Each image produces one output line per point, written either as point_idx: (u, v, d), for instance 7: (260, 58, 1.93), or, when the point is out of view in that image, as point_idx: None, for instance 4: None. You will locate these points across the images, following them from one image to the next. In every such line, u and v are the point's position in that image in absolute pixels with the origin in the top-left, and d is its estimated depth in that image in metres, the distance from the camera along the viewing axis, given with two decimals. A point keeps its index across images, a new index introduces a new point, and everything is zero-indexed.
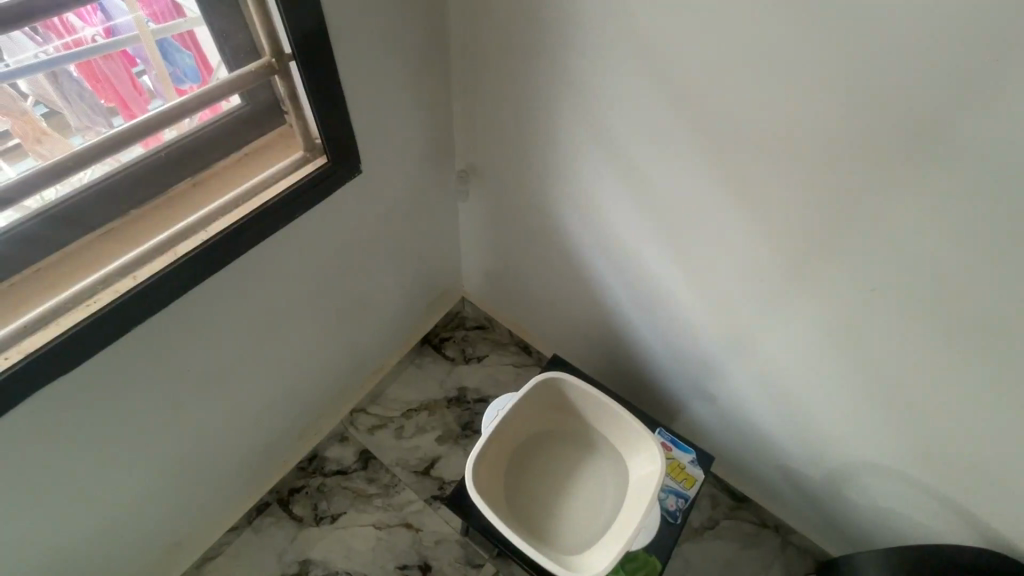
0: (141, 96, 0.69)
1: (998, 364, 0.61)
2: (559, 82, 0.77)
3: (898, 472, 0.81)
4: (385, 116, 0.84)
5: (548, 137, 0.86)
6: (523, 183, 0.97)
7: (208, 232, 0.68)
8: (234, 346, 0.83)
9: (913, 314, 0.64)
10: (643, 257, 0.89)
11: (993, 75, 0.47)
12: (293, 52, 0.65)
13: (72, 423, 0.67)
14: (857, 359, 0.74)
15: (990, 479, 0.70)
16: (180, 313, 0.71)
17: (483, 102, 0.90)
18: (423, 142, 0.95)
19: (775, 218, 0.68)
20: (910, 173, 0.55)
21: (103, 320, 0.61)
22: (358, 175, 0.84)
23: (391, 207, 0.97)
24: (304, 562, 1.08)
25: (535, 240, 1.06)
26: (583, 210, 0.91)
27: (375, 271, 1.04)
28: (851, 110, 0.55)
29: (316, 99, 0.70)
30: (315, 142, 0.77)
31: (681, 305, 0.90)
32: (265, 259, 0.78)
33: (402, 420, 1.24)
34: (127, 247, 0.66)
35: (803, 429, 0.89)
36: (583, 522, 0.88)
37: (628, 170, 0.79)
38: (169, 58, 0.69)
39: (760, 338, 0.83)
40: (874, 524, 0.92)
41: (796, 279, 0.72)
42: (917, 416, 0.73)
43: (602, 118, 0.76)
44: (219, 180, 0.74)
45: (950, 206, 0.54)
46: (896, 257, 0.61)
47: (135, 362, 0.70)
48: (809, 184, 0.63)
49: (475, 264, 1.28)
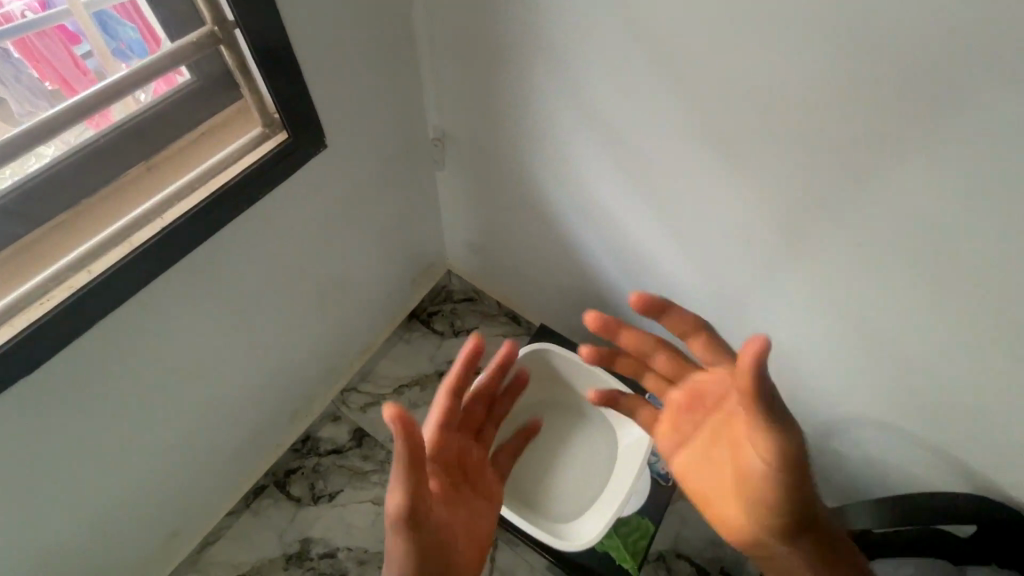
0: (85, 75, 0.64)
1: (989, 315, 0.59)
2: (525, 39, 0.72)
3: (888, 425, 0.81)
4: (346, 86, 0.79)
5: (519, 98, 0.81)
6: (500, 151, 0.93)
7: (166, 218, 0.65)
8: (212, 335, 0.81)
9: (901, 270, 0.62)
10: (626, 221, 0.86)
11: (982, 16, 0.43)
12: (236, 19, 0.60)
13: (47, 425, 0.66)
14: (847, 318, 0.72)
15: (983, 426, 0.70)
16: (147, 304, 0.69)
17: (453, 68, 0.85)
18: (391, 111, 0.90)
19: (760, 175, 0.65)
20: (902, 127, 0.52)
21: (62, 319, 0.59)
22: (322, 150, 0.80)
23: (365, 182, 0.93)
24: (304, 541, 1.09)
25: (516, 210, 1.03)
26: (563, 175, 0.88)
27: (353, 250, 1.00)
28: (833, 58, 0.51)
29: (267, 69, 0.65)
30: (273, 116, 0.73)
31: (668, 267, 0.87)
32: (230, 244, 0.75)
33: (394, 397, 1.24)
34: (82, 238, 0.63)
35: (793, 387, 0.88)
36: (575, 492, 0.90)
37: (606, 129, 0.75)
38: (110, 32, 0.64)
39: (749, 299, 0.81)
40: (863, 475, 0.92)
41: (784, 240, 0.70)
42: (906, 374, 0.72)
43: (577, 76, 0.72)
44: (177, 162, 0.70)
45: (935, 159, 0.52)
46: (884, 212, 0.59)
47: (103, 359, 0.68)
48: (791, 138, 0.59)
49: (458, 237, 1.24)
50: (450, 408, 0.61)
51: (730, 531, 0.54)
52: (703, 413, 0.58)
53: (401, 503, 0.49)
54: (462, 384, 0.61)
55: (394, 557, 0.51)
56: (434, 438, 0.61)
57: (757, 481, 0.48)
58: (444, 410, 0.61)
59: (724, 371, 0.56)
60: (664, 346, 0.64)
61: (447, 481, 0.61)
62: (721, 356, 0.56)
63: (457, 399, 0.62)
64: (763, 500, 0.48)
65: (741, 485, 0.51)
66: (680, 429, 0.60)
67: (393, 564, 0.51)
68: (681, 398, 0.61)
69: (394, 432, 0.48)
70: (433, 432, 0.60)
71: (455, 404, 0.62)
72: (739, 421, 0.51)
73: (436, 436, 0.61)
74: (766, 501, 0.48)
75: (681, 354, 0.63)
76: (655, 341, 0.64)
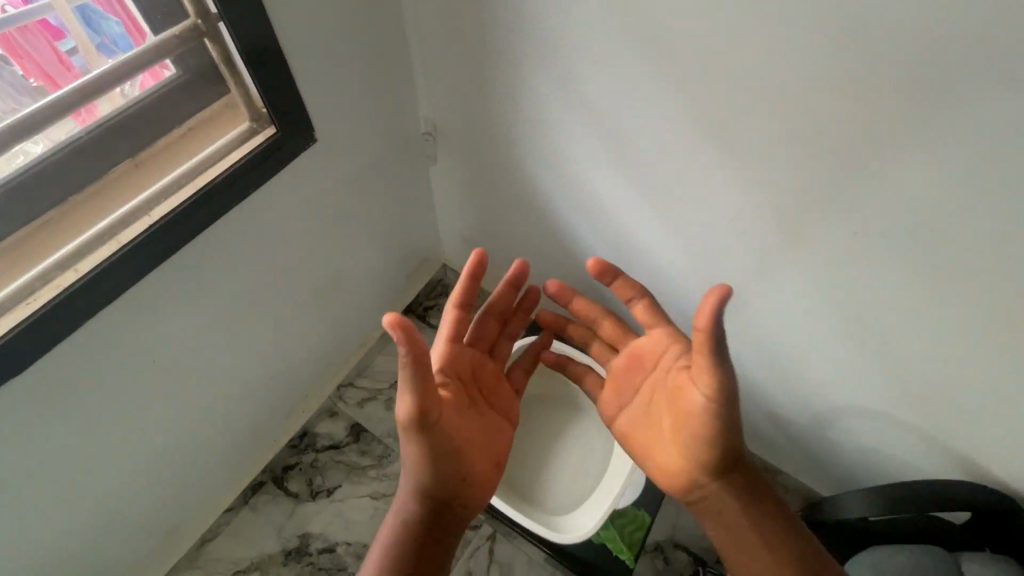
0: (70, 71, 0.63)
1: (984, 302, 0.59)
2: (515, 29, 0.71)
3: (884, 414, 0.81)
4: (335, 79, 0.77)
5: (510, 89, 0.80)
6: (493, 144, 0.92)
7: (153, 216, 0.64)
8: (204, 333, 0.80)
9: (897, 258, 0.62)
10: (619, 213, 0.86)
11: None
12: (220, 12, 0.59)
13: (36, 426, 0.65)
14: (843, 308, 0.72)
15: (978, 413, 0.70)
16: (134, 303, 0.68)
17: (442, 60, 0.84)
18: (382, 105, 0.89)
19: (753, 165, 0.65)
20: (895, 114, 0.51)
21: (50, 319, 0.58)
22: (312, 145, 0.79)
23: (357, 176, 0.92)
24: (303, 536, 1.09)
25: (510, 203, 1.02)
26: (556, 166, 0.87)
27: (346, 245, 0.99)
28: (825, 46, 0.51)
29: (253, 61, 0.64)
30: (260, 111, 0.71)
31: (663, 259, 0.87)
32: (220, 241, 0.74)
33: (391, 392, 1.23)
34: (68, 237, 0.62)
35: (789, 377, 0.88)
36: (572, 484, 0.90)
37: (597, 119, 0.74)
38: (93, 25, 0.63)
39: (744, 290, 0.81)
40: (859, 464, 0.92)
41: (779, 231, 0.69)
42: (900, 363, 0.72)
43: (568, 65, 0.71)
44: (164, 158, 0.69)
45: (928, 147, 0.51)
46: (879, 200, 0.58)
47: (93, 358, 0.67)
48: (783, 127, 0.59)
49: (452, 231, 1.23)
50: (458, 318, 0.64)
51: (665, 471, 0.61)
52: (642, 372, 0.64)
53: (409, 406, 0.54)
54: (462, 300, 0.63)
55: (410, 448, 0.58)
56: (444, 349, 0.64)
57: (696, 419, 0.54)
58: (454, 319, 0.63)
59: (662, 332, 0.62)
60: (608, 314, 0.72)
61: (462, 391, 0.65)
62: (660, 320, 0.63)
63: (465, 311, 0.64)
64: (699, 437, 0.55)
65: (679, 423, 0.57)
66: (621, 389, 0.67)
67: (410, 453, 0.59)
68: (622, 363, 0.67)
69: (395, 341, 0.50)
70: (443, 345, 0.64)
71: (465, 314, 0.64)
72: (682, 370, 0.57)
73: (447, 345, 0.64)
74: (699, 439, 0.55)
75: (622, 322, 0.71)
76: (601, 310, 0.72)
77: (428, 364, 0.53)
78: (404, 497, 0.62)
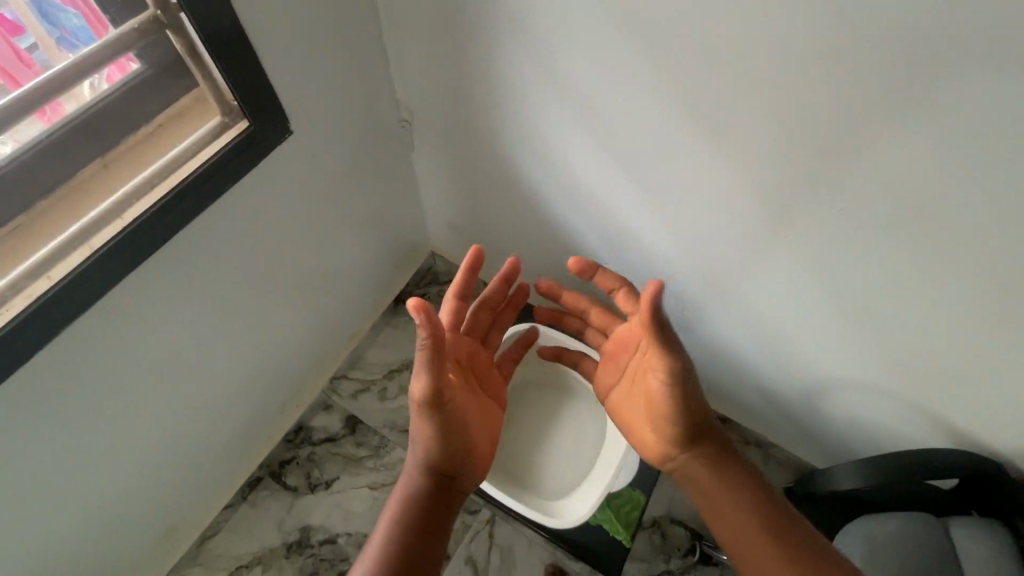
0: (30, 67, 0.60)
1: (969, 273, 0.59)
2: (491, 9, 0.69)
3: (872, 386, 0.81)
4: (309, 68, 0.75)
5: (489, 72, 0.78)
6: (475, 128, 0.90)
7: (125, 219, 0.62)
8: (189, 333, 0.79)
9: (884, 232, 0.61)
10: (604, 195, 0.84)
11: None
12: (180, 3, 0.56)
13: (22, 436, 0.65)
14: (832, 284, 0.71)
15: (964, 382, 0.71)
16: (113, 307, 0.66)
17: (417, 44, 0.82)
18: (359, 92, 0.86)
19: (738, 143, 0.63)
20: (877, 86, 0.51)
21: (26, 329, 0.57)
22: (288, 137, 0.77)
23: (338, 168, 0.90)
24: (304, 529, 1.10)
25: (496, 189, 1.00)
26: (539, 149, 0.85)
27: (331, 237, 0.98)
28: (806, 19, 0.50)
29: (220, 53, 0.62)
30: (231, 104, 0.69)
31: (652, 241, 0.86)
32: (198, 240, 0.73)
33: (385, 382, 1.23)
34: (38, 243, 0.61)
35: (779, 353, 0.88)
36: (566, 469, 0.91)
37: (579, 100, 0.72)
38: (50, 18, 0.59)
39: (736, 270, 0.80)
40: (851, 435, 0.93)
41: (765, 209, 0.68)
42: (888, 337, 0.73)
43: (545, 45, 0.69)
44: (133, 157, 0.67)
45: (913, 119, 0.51)
46: (864, 175, 0.58)
47: (75, 366, 0.66)
48: (766, 104, 0.58)
49: (439, 218, 1.21)
50: (457, 308, 0.64)
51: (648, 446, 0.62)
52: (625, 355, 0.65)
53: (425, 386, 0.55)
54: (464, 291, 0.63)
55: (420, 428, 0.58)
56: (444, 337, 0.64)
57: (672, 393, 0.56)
58: (453, 308, 0.64)
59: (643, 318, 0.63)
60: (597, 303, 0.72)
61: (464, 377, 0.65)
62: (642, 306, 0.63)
63: (464, 300, 0.64)
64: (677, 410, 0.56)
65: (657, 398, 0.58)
66: (608, 372, 0.68)
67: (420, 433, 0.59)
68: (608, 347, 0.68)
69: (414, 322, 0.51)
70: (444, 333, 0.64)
71: (463, 304, 0.64)
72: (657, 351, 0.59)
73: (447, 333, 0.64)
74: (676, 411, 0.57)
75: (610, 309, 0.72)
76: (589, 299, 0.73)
77: (443, 345, 0.54)
78: (408, 477, 0.62)
